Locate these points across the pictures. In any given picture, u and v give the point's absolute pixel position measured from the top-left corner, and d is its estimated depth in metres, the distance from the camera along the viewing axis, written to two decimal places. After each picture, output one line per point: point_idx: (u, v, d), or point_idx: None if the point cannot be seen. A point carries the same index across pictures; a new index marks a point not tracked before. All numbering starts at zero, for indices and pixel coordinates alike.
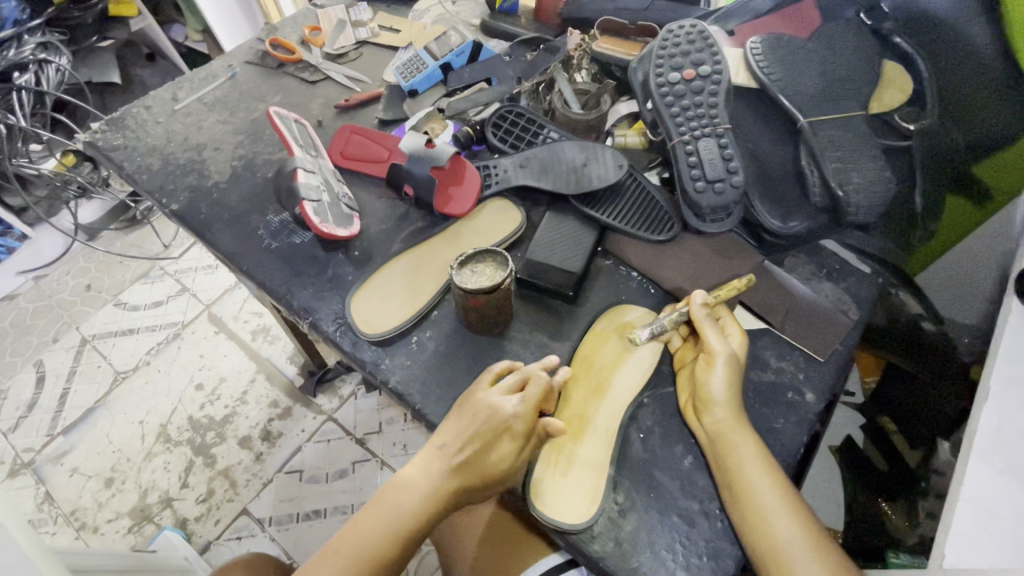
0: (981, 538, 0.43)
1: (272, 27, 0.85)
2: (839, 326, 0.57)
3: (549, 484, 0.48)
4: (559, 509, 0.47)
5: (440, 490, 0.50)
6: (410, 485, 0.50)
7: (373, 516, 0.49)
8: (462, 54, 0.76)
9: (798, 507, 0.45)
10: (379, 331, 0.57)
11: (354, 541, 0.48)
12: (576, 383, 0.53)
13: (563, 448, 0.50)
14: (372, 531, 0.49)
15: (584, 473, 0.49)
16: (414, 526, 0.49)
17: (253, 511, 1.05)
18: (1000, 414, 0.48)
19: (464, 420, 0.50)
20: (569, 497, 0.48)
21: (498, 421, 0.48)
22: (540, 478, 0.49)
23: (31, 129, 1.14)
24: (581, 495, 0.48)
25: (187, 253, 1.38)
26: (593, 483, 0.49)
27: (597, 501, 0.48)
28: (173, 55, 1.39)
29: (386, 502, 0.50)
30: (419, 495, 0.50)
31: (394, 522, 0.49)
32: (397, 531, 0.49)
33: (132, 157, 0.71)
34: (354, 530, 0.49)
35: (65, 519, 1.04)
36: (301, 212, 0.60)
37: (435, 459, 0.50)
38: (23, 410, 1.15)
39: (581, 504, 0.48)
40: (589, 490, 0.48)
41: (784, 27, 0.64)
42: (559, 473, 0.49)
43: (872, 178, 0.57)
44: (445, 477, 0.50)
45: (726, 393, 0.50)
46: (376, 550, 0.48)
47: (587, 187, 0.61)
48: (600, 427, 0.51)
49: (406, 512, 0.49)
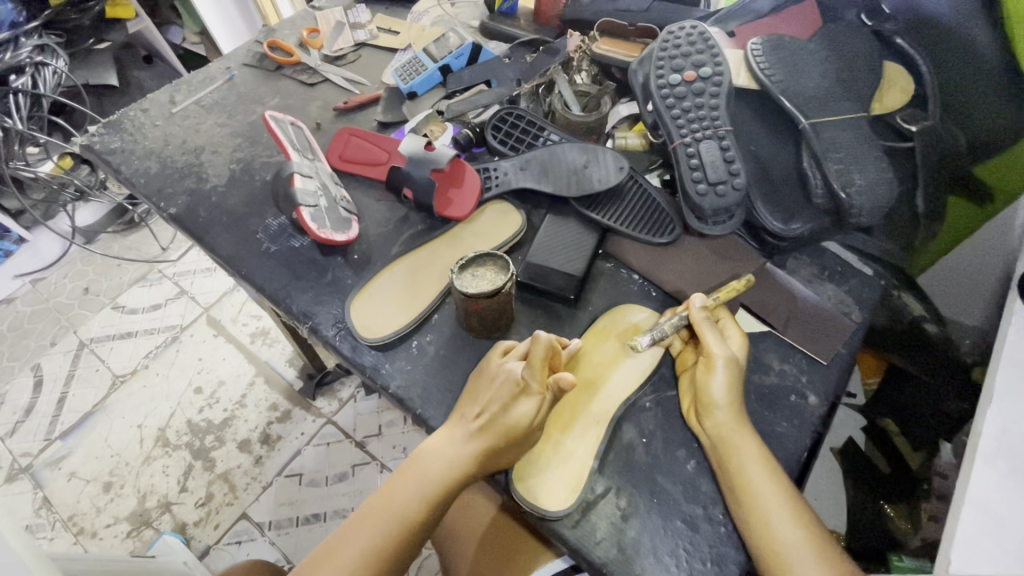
0: (986, 543, 0.42)
1: (270, 30, 0.85)
2: (841, 329, 0.57)
3: (531, 471, 0.49)
4: (539, 495, 0.48)
5: (463, 457, 0.48)
6: (433, 453, 0.49)
7: (397, 485, 0.48)
8: (461, 56, 0.76)
9: (802, 512, 0.45)
10: (379, 335, 0.56)
11: (377, 511, 0.47)
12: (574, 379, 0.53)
13: (551, 440, 0.50)
14: (397, 500, 0.47)
15: (569, 462, 0.49)
16: (438, 495, 0.48)
17: (252, 515, 1.05)
18: (1005, 418, 0.47)
19: (481, 390, 0.50)
20: (552, 486, 0.48)
21: (510, 389, 0.48)
22: (525, 464, 0.49)
23: (27, 132, 1.13)
24: (564, 483, 0.48)
25: (185, 256, 1.38)
26: (576, 472, 0.49)
27: (578, 490, 0.48)
28: (170, 57, 1.38)
29: (410, 471, 0.49)
30: (440, 463, 0.48)
31: (418, 491, 0.48)
32: (422, 500, 0.47)
33: (129, 160, 0.71)
34: (378, 499, 0.48)
35: (63, 524, 1.04)
36: (299, 217, 0.60)
37: (456, 426, 0.49)
38: (21, 415, 1.15)
39: (562, 491, 0.48)
40: (573, 479, 0.49)
41: (785, 28, 0.64)
42: (545, 463, 0.49)
43: (878, 179, 0.57)
44: (468, 444, 0.48)
45: (727, 396, 0.49)
46: (400, 518, 0.47)
47: (587, 189, 0.61)
48: (593, 422, 0.51)
49: (430, 480, 0.48)
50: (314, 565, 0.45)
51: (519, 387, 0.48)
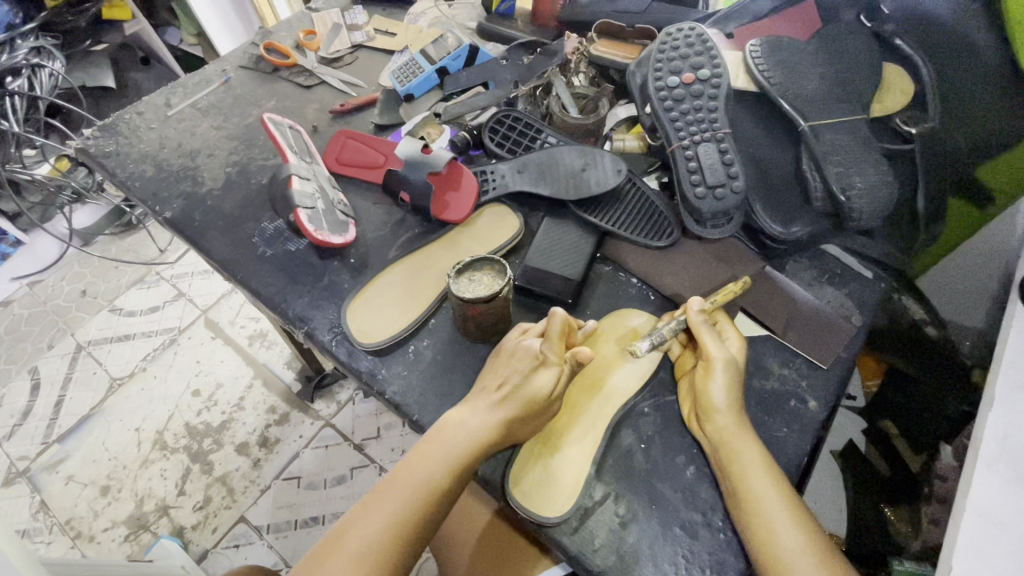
0: (989, 550, 0.42)
1: (266, 31, 0.85)
2: (842, 333, 0.56)
3: (531, 472, 0.48)
4: (536, 501, 0.47)
5: (486, 426, 0.47)
6: (456, 424, 0.48)
7: (419, 456, 0.47)
8: (458, 58, 0.75)
9: (803, 516, 0.44)
10: (375, 340, 0.56)
11: (400, 482, 0.46)
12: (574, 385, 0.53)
13: (549, 443, 0.50)
14: (419, 470, 0.46)
15: (567, 468, 0.49)
16: (462, 465, 0.46)
17: (250, 519, 1.04)
18: (1007, 422, 0.47)
19: (498, 367, 0.51)
20: (549, 492, 0.48)
21: (528, 362, 0.50)
22: (525, 467, 0.49)
23: (24, 135, 1.13)
24: (561, 490, 0.48)
25: (183, 259, 1.37)
26: (574, 478, 0.48)
27: (574, 496, 0.48)
28: (167, 58, 1.38)
29: (432, 442, 0.47)
30: (462, 434, 0.47)
31: (441, 461, 0.46)
32: (445, 470, 0.46)
33: (124, 164, 0.70)
34: (400, 472, 0.47)
35: (60, 528, 1.03)
36: (296, 219, 0.59)
37: (477, 398, 0.50)
38: (18, 418, 1.14)
39: (559, 496, 0.48)
40: (569, 486, 0.48)
41: (785, 28, 0.64)
42: (541, 467, 0.49)
43: (879, 182, 0.56)
44: (492, 414, 0.48)
45: (727, 400, 0.49)
46: (423, 489, 0.45)
47: (585, 192, 0.61)
48: (590, 427, 0.51)
49: (453, 451, 0.47)
50: (337, 538, 0.44)
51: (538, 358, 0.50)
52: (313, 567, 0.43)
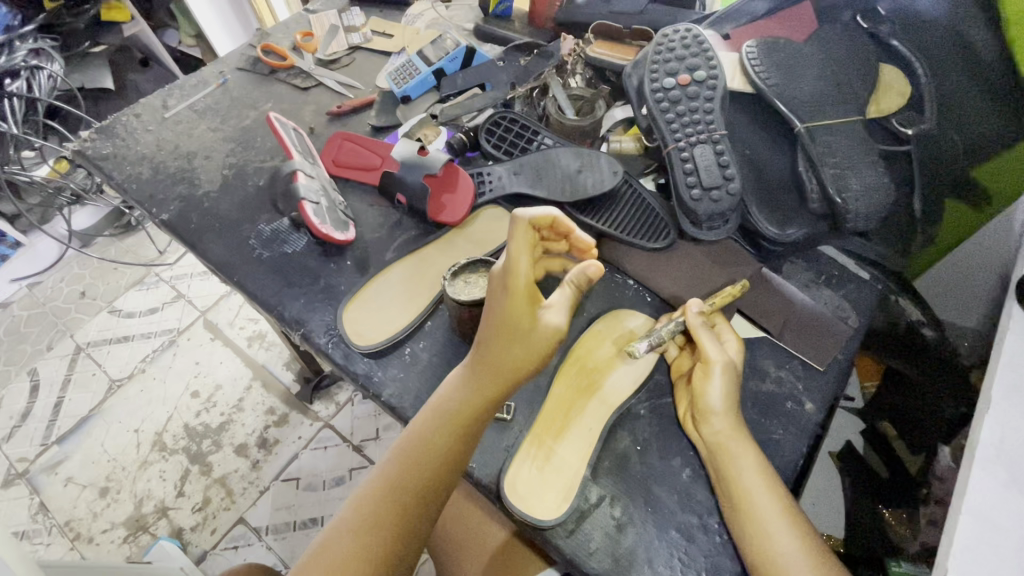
0: (984, 552, 0.42)
1: (263, 33, 0.85)
2: (839, 335, 0.56)
3: (527, 474, 0.48)
4: (531, 503, 0.47)
5: (484, 380, 0.48)
6: (457, 389, 0.48)
7: (422, 422, 0.47)
8: (456, 59, 0.75)
9: (799, 519, 0.44)
10: (371, 342, 0.56)
11: (406, 450, 0.47)
12: (571, 386, 0.52)
13: (545, 443, 0.50)
14: (428, 432, 0.47)
15: (563, 472, 0.49)
16: (465, 428, 0.47)
17: (250, 520, 1.04)
18: (1004, 424, 0.47)
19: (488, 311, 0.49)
20: (544, 493, 0.48)
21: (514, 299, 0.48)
22: (520, 469, 0.49)
23: (23, 137, 1.13)
24: (555, 493, 0.48)
25: (182, 260, 1.37)
26: (569, 481, 0.48)
27: (570, 499, 0.47)
28: (166, 60, 1.38)
29: (440, 403, 0.48)
30: (466, 391, 0.48)
31: (445, 427, 0.47)
32: (449, 435, 0.46)
33: (121, 166, 0.70)
34: (406, 441, 0.47)
35: (59, 529, 1.03)
36: (301, 211, 0.60)
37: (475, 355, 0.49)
38: (18, 420, 1.15)
39: (553, 500, 0.47)
40: (565, 488, 0.48)
41: (778, 30, 0.64)
42: (536, 468, 0.49)
43: (873, 185, 0.56)
44: (490, 371, 0.48)
45: (724, 403, 0.49)
46: (429, 456, 0.46)
47: (582, 194, 0.61)
48: (586, 429, 0.51)
49: (458, 409, 0.47)
50: (349, 509, 0.45)
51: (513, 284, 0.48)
52: (327, 539, 0.44)
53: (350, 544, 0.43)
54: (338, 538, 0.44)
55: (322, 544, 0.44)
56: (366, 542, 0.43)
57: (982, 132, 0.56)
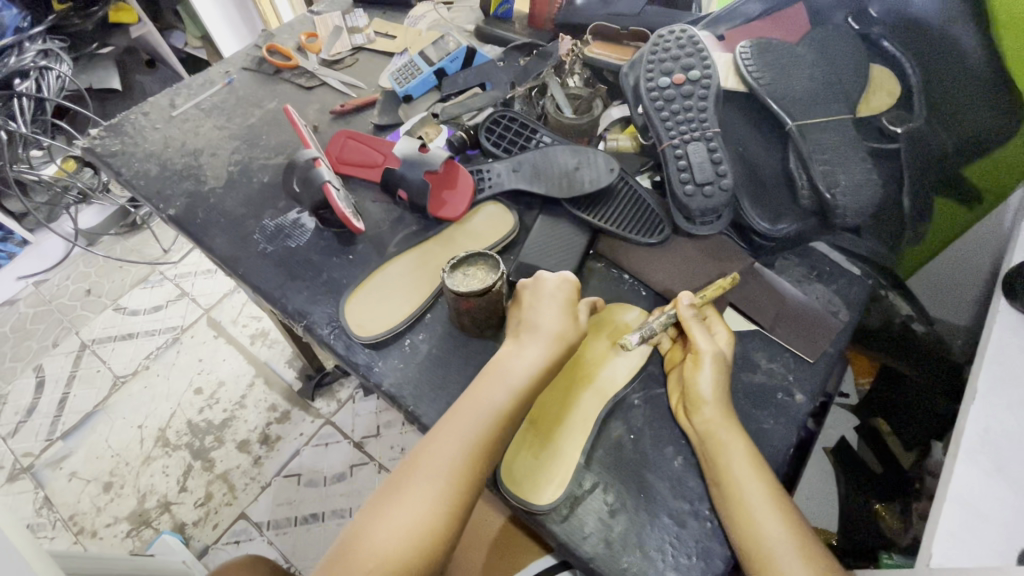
0: (970, 538, 0.43)
1: (269, 34, 0.86)
2: (828, 328, 0.57)
3: (527, 462, 0.50)
4: (530, 492, 0.48)
5: (539, 357, 0.51)
6: (511, 360, 0.51)
7: (480, 387, 0.50)
8: (456, 59, 0.77)
9: (786, 504, 0.45)
10: (372, 334, 0.57)
11: (465, 412, 0.49)
12: (568, 377, 0.54)
13: (542, 431, 0.51)
14: (485, 399, 0.49)
15: (560, 461, 0.50)
16: (522, 392, 0.49)
17: (251, 515, 1.05)
18: (989, 414, 0.48)
19: (523, 310, 0.55)
20: (539, 480, 0.49)
21: (550, 303, 0.53)
22: (520, 458, 0.50)
23: (32, 136, 1.15)
24: (553, 481, 0.49)
25: (186, 259, 1.39)
26: (566, 471, 0.49)
27: (564, 486, 0.49)
28: (173, 61, 1.40)
29: (495, 373, 0.51)
30: (522, 364, 0.51)
31: (503, 391, 0.49)
32: (508, 397, 0.49)
33: (129, 163, 0.72)
34: (464, 402, 0.49)
35: (64, 523, 1.05)
36: (325, 193, 0.61)
37: (521, 337, 0.52)
38: (23, 415, 1.16)
39: (550, 490, 0.48)
40: (559, 476, 0.49)
41: (774, 31, 0.65)
42: (532, 456, 0.50)
43: (862, 182, 0.58)
44: (541, 349, 0.51)
45: (714, 392, 0.50)
46: (488, 416, 0.48)
47: (578, 190, 0.62)
48: (581, 419, 0.52)
49: (513, 380, 0.50)
50: (411, 467, 0.47)
51: (567, 292, 0.54)
52: (392, 492, 0.46)
53: (417, 498, 0.45)
54: (403, 491, 0.45)
55: (386, 498, 0.46)
56: (432, 497, 0.45)
57: (983, 124, 0.59)
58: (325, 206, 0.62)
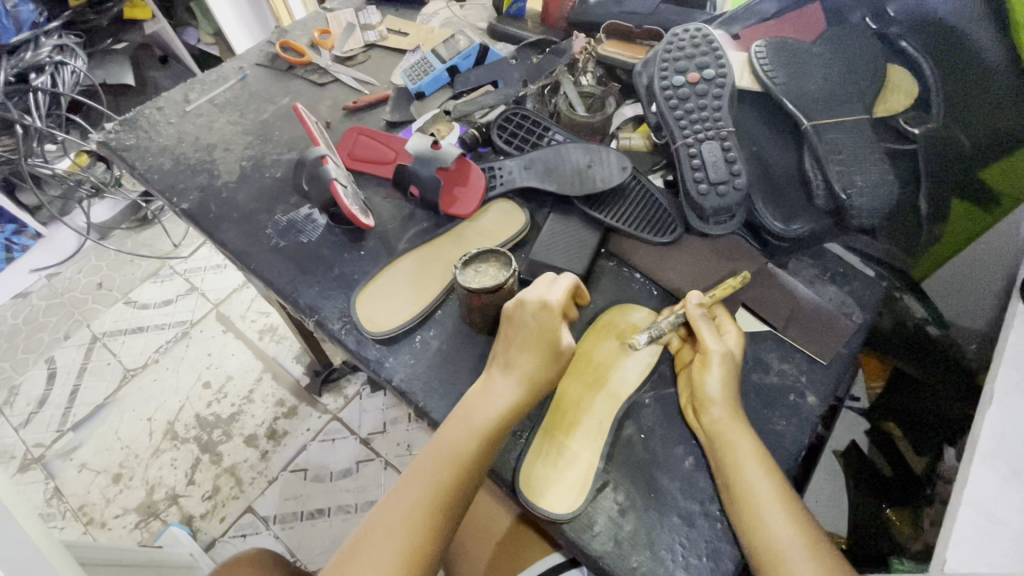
0: (984, 542, 0.42)
1: (282, 30, 0.87)
2: (843, 330, 0.56)
3: (541, 472, 0.49)
4: (550, 500, 0.48)
5: (510, 397, 0.50)
6: (482, 396, 0.51)
7: (448, 430, 0.49)
8: (469, 57, 0.77)
9: (796, 505, 0.45)
10: (384, 329, 0.57)
11: (434, 456, 0.48)
12: (578, 381, 0.53)
13: (556, 440, 0.51)
14: (451, 442, 0.49)
15: (576, 465, 0.50)
16: (490, 431, 0.49)
17: (257, 509, 1.06)
18: (1004, 419, 0.47)
19: (509, 327, 0.53)
20: (559, 488, 0.49)
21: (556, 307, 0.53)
22: (534, 467, 0.49)
23: (46, 130, 1.16)
24: (572, 488, 0.49)
25: (196, 253, 1.40)
26: (584, 476, 0.49)
27: (585, 493, 0.48)
28: (185, 57, 1.41)
29: (463, 413, 0.50)
30: (491, 405, 0.50)
31: (468, 433, 0.49)
32: (475, 438, 0.48)
33: (144, 157, 0.73)
34: (429, 449, 0.49)
35: (73, 514, 1.05)
36: (332, 191, 0.61)
37: (497, 370, 0.52)
38: (35, 406, 1.17)
39: (569, 495, 0.48)
40: (579, 482, 0.49)
41: (789, 31, 0.65)
42: (550, 463, 0.50)
43: (879, 180, 0.58)
44: (514, 384, 0.50)
45: (723, 392, 0.50)
46: (454, 460, 0.48)
47: (591, 188, 0.62)
48: (598, 425, 0.51)
49: (480, 422, 0.49)
50: (379, 516, 0.47)
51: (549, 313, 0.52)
52: (354, 550, 0.45)
53: (378, 554, 0.44)
54: (371, 539, 0.45)
55: (354, 546, 0.45)
56: (398, 547, 0.44)
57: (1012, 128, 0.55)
58: (333, 204, 0.62)
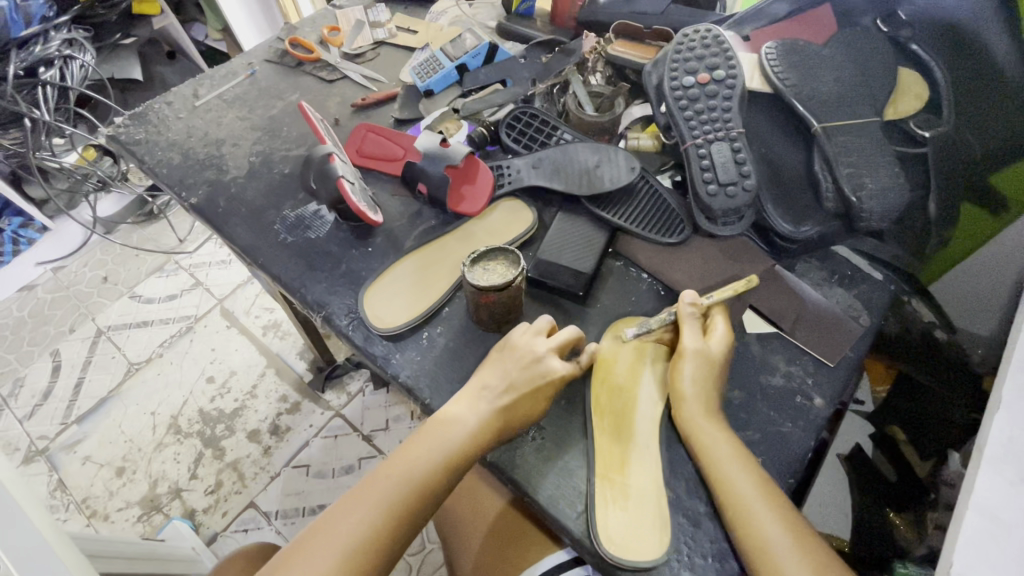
0: (990, 547, 0.42)
1: (291, 27, 0.87)
2: (849, 333, 0.57)
3: (615, 516, 0.47)
4: (634, 547, 0.46)
5: (482, 428, 0.49)
6: (453, 420, 0.50)
7: (413, 451, 0.49)
8: (478, 55, 0.77)
9: (772, 491, 0.46)
10: (391, 326, 0.58)
11: (393, 474, 0.48)
12: (609, 415, 0.52)
13: (615, 484, 0.49)
14: (414, 462, 0.49)
15: (645, 504, 0.48)
16: (457, 458, 0.49)
17: (260, 503, 1.06)
18: (1012, 423, 0.47)
19: (496, 364, 0.53)
20: (641, 534, 0.47)
21: (555, 343, 0.52)
22: (607, 511, 0.47)
23: (55, 124, 1.17)
24: (651, 527, 0.47)
25: (201, 248, 1.40)
26: (656, 513, 0.48)
27: (668, 528, 0.47)
28: (194, 55, 1.41)
29: (431, 435, 0.50)
30: (460, 430, 0.50)
31: (433, 456, 0.49)
32: (440, 463, 0.49)
33: (153, 151, 0.73)
34: (390, 464, 0.49)
35: (77, 506, 1.06)
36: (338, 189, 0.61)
37: (473, 396, 0.51)
38: (39, 399, 1.17)
39: (653, 534, 0.47)
40: (656, 519, 0.47)
41: (804, 32, 0.64)
42: (621, 509, 0.48)
43: (889, 186, 0.57)
44: (489, 411, 0.50)
45: (695, 388, 0.50)
46: (413, 482, 0.48)
47: (599, 188, 0.62)
48: (646, 455, 0.50)
49: (447, 447, 0.49)
50: (327, 523, 0.46)
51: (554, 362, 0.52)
52: (296, 553, 0.45)
53: (316, 561, 0.43)
54: (314, 547, 0.44)
55: (297, 551, 0.45)
56: (338, 560, 0.44)
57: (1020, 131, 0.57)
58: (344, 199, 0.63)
